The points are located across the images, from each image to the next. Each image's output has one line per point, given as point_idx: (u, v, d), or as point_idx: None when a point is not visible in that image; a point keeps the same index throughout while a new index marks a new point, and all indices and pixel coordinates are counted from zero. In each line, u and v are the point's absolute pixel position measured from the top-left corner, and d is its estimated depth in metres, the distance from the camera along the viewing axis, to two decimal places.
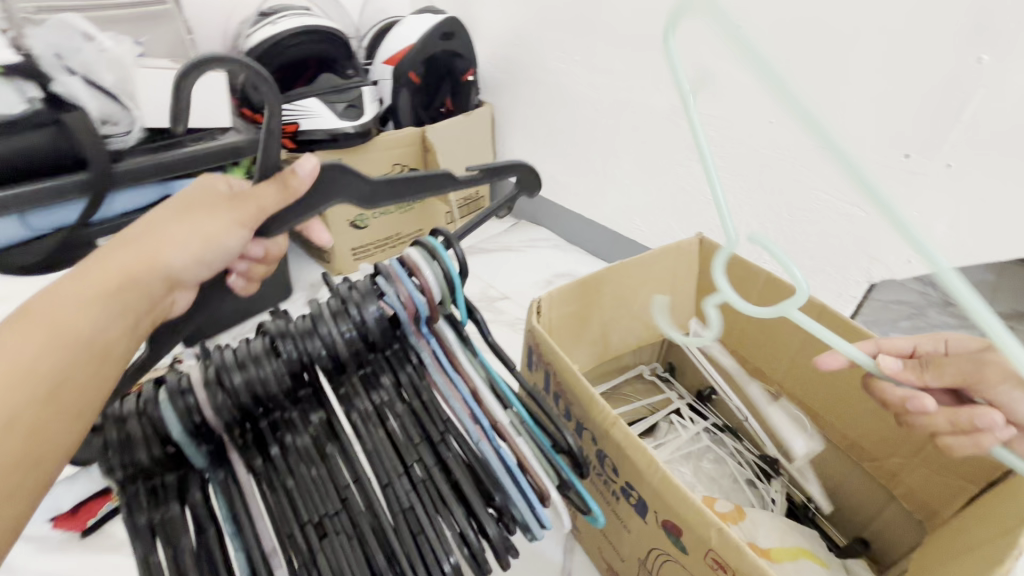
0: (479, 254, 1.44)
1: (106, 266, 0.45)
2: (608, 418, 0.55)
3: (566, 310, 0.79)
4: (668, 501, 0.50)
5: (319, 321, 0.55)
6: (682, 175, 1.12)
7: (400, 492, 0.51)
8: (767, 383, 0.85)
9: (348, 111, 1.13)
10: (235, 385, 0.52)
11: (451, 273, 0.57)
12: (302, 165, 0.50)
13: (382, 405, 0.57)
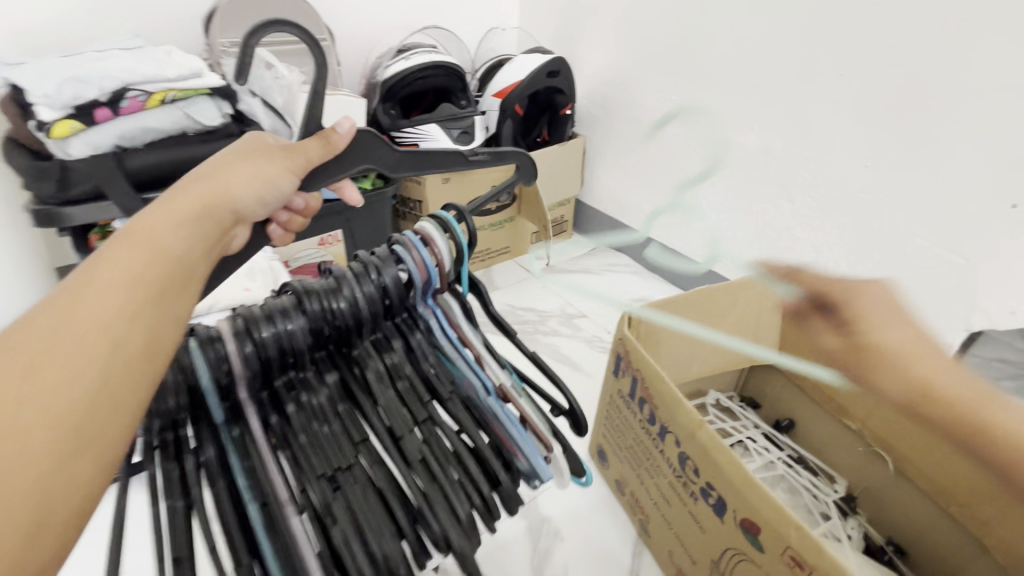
0: (561, 274, 1.53)
1: (181, 195, 0.39)
2: (694, 421, 0.60)
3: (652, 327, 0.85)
4: (749, 500, 0.54)
5: (342, 282, 0.60)
6: (771, 212, 1.16)
7: (412, 444, 0.56)
8: (847, 417, 0.87)
9: (461, 136, 1.29)
10: (264, 338, 0.56)
11: (462, 247, 0.63)
12: (341, 124, 0.52)
13: (393, 367, 0.62)
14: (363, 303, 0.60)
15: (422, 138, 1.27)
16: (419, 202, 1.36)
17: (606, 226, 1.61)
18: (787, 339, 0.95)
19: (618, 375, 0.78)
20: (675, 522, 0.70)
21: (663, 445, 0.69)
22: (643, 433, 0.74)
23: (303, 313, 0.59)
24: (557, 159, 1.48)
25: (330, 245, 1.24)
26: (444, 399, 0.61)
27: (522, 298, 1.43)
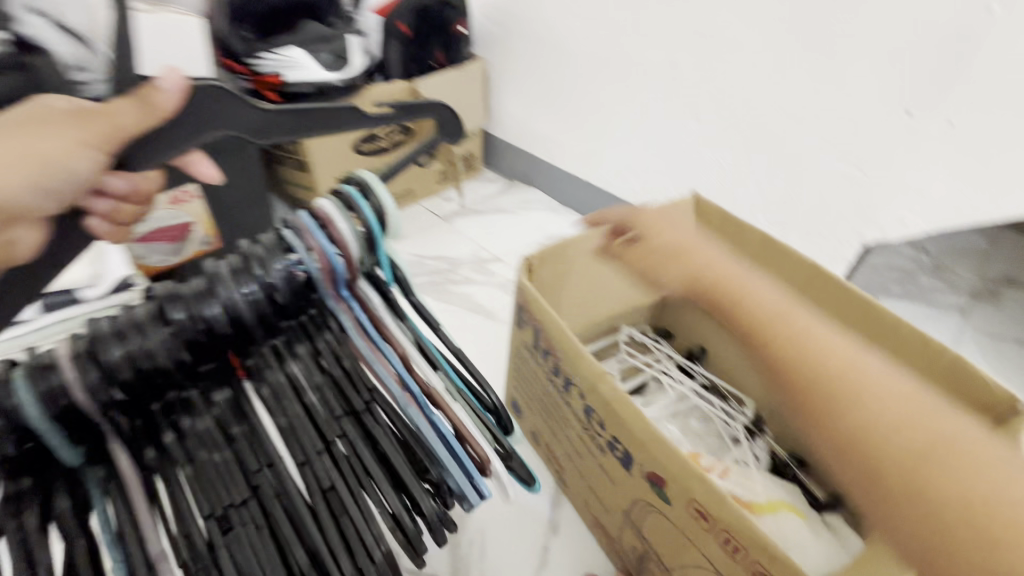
0: (472, 215, 1.41)
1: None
2: (597, 373, 0.56)
3: (556, 270, 0.79)
4: (655, 454, 0.51)
5: (216, 282, 0.49)
6: (680, 134, 1.09)
7: (321, 470, 0.47)
8: (754, 342, 0.87)
9: (334, 62, 1.08)
10: (112, 360, 0.44)
11: (370, 231, 0.53)
12: (165, 78, 0.45)
13: (298, 378, 0.52)
14: (246, 302, 0.49)
15: (284, 65, 1.05)
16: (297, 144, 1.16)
17: (516, 159, 1.49)
18: None
19: (520, 327, 0.72)
20: (586, 475, 0.68)
21: (567, 397, 0.64)
22: (550, 385, 0.69)
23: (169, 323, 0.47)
24: (456, 87, 1.32)
25: (183, 202, 1.01)
26: (358, 413, 0.51)
27: (430, 246, 1.31)
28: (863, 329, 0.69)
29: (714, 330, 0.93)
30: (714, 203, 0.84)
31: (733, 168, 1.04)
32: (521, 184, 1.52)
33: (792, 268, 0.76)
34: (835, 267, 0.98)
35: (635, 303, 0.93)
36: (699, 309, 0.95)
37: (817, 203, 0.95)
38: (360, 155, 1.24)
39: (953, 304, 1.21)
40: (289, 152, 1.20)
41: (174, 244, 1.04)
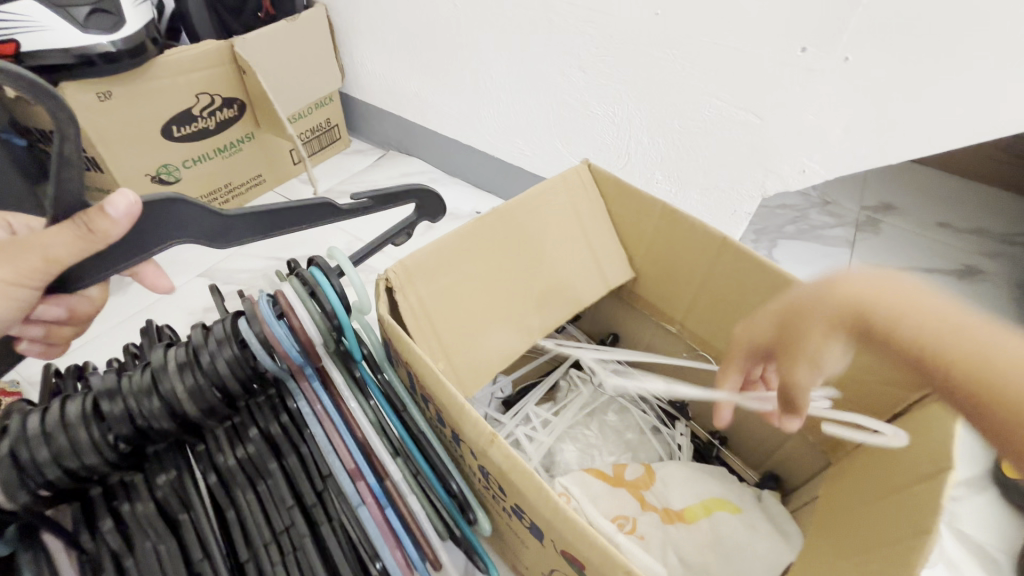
0: (342, 198, 1.19)
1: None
2: (486, 437, 0.47)
3: (436, 282, 0.62)
4: (562, 533, 0.44)
5: (159, 376, 0.48)
6: (563, 85, 0.95)
7: (266, 570, 0.49)
8: (667, 321, 0.78)
9: (96, 20, 0.79)
10: (38, 461, 0.44)
11: (331, 309, 0.53)
12: (113, 203, 0.39)
13: (250, 462, 0.53)
14: (186, 399, 0.48)
15: (17, 28, 0.75)
16: None
17: (386, 125, 1.28)
18: None
19: (395, 363, 0.62)
20: (504, 524, 0.61)
21: (461, 449, 0.57)
22: (443, 432, 0.60)
23: (105, 421, 0.47)
24: (294, 42, 1.04)
25: None
26: (310, 507, 0.52)
27: (293, 243, 1.09)
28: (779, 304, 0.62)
29: (627, 313, 0.84)
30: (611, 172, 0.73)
31: (625, 121, 0.92)
32: (397, 153, 1.32)
33: (698, 243, 0.67)
34: (737, 220, 0.92)
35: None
36: (605, 288, 0.85)
37: (716, 154, 0.86)
38: (175, 141, 0.96)
39: (841, 237, 1.22)
40: None
41: None
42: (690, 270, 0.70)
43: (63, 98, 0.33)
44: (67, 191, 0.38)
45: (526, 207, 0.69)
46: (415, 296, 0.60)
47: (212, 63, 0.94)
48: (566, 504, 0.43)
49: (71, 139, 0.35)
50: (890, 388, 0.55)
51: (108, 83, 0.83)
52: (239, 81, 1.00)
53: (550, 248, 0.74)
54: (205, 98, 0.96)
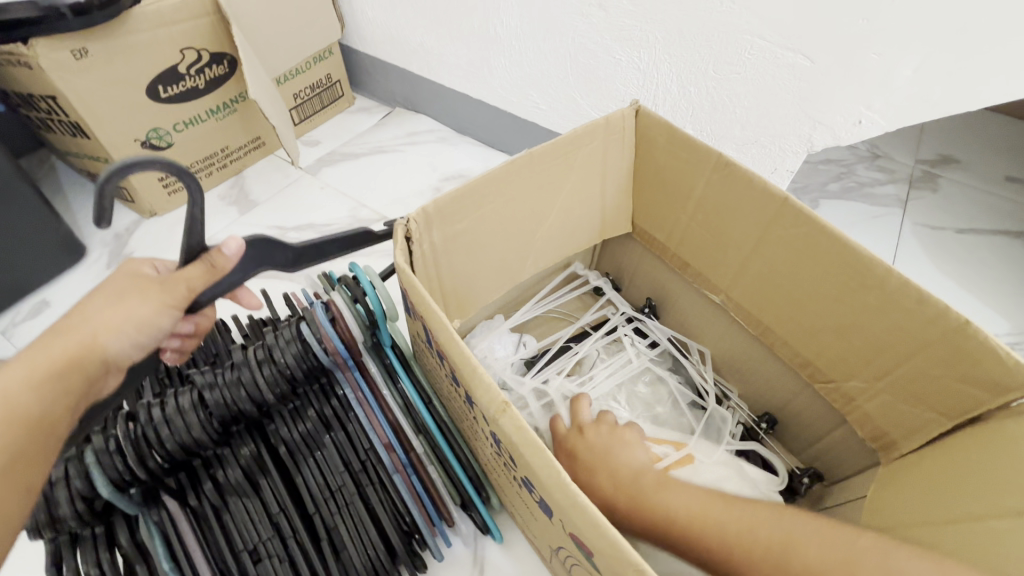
0: (345, 160, 1.12)
1: (49, 351, 0.45)
2: (497, 405, 0.42)
3: (454, 228, 0.59)
4: (573, 520, 0.38)
5: (243, 371, 0.59)
6: (581, 28, 0.84)
7: (325, 518, 0.61)
8: (710, 289, 0.71)
9: None
10: (161, 439, 0.56)
11: (370, 310, 0.63)
12: (227, 246, 0.50)
13: (310, 436, 0.63)
14: (265, 388, 0.59)
15: None
16: (55, 99, 0.81)
17: (391, 79, 1.19)
18: (638, 201, 0.73)
19: (413, 318, 0.57)
20: (509, 486, 0.55)
21: (473, 414, 0.51)
22: (454, 393, 0.55)
23: (206, 407, 0.58)
24: None
25: None
26: (356, 472, 0.63)
27: (295, 210, 1.03)
28: (835, 277, 0.55)
29: (667, 275, 0.77)
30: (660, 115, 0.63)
31: (649, 67, 0.81)
32: (404, 109, 1.23)
33: (753, 202, 0.59)
34: (776, 180, 0.82)
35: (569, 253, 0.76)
36: (644, 248, 0.78)
37: (756, 103, 0.75)
38: (163, 103, 0.90)
39: (893, 196, 1.10)
40: (49, 111, 0.84)
41: None
42: (738, 231, 0.62)
43: (195, 176, 0.44)
44: (194, 239, 0.49)
45: (551, 158, 0.62)
46: (429, 243, 0.57)
47: (194, 14, 0.86)
48: (573, 483, 0.37)
49: (199, 202, 0.46)
50: (963, 386, 0.48)
51: (82, 40, 0.76)
52: (225, 34, 0.91)
53: (575, 200, 0.69)
54: (191, 54, 0.89)
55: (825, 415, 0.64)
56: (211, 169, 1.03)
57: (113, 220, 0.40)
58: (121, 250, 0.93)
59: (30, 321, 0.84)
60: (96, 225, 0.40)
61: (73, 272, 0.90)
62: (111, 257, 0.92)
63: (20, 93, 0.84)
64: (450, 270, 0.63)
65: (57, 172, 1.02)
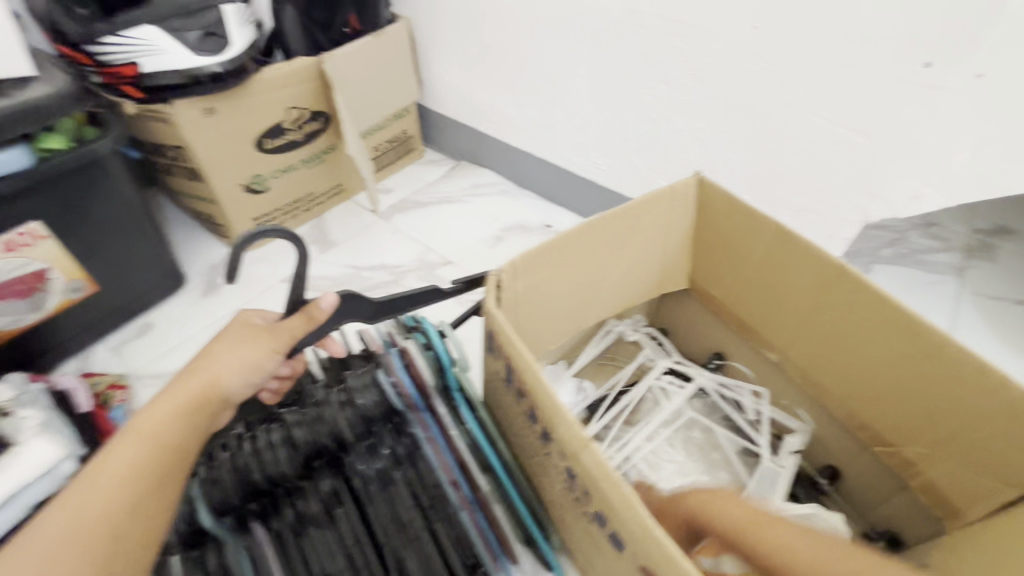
0: (415, 208, 1.22)
1: (183, 386, 0.51)
2: (578, 439, 0.44)
3: (535, 277, 0.65)
4: (647, 548, 0.40)
5: (325, 412, 0.66)
6: (645, 100, 0.92)
7: (394, 549, 0.65)
8: (766, 348, 0.74)
9: (206, 43, 0.83)
10: (251, 472, 0.63)
11: (439, 359, 0.69)
12: (324, 299, 0.60)
13: (383, 471, 0.68)
14: (341, 429, 0.66)
15: (137, 52, 0.80)
16: (180, 148, 0.92)
17: (459, 137, 1.30)
18: (698, 261, 0.78)
19: (491, 355, 0.59)
20: (573, 523, 0.56)
21: (546, 450, 0.54)
22: (524, 425, 0.57)
23: (290, 445, 0.65)
24: (374, 58, 1.07)
25: (25, 246, 0.74)
26: (424, 506, 0.68)
27: (369, 252, 1.11)
28: (896, 346, 0.57)
29: (725, 331, 0.81)
30: (723, 186, 0.69)
31: (710, 137, 0.88)
32: (469, 164, 1.33)
33: (811, 270, 0.63)
34: (832, 246, 0.85)
35: (629, 305, 0.80)
36: (702, 304, 0.82)
37: (814, 174, 0.80)
38: (266, 153, 1.01)
39: (947, 264, 1.11)
40: (174, 158, 0.96)
41: (30, 299, 0.78)
42: (794, 295, 0.66)
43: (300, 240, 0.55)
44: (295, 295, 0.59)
45: (623, 219, 0.68)
46: (511, 290, 0.63)
47: (301, 79, 0.98)
48: (650, 517, 0.40)
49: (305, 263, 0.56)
50: None
51: (211, 101, 0.89)
52: (323, 95, 1.03)
53: (638, 257, 0.74)
54: (295, 112, 1.01)
55: (888, 481, 0.65)
56: (297, 212, 1.14)
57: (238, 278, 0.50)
58: (216, 281, 1.03)
59: (136, 340, 0.92)
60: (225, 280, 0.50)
61: (172, 299, 0.99)
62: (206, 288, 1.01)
63: (153, 143, 0.96)
64: (527, 317, 0.69)
65: (165, 209, 1.15)
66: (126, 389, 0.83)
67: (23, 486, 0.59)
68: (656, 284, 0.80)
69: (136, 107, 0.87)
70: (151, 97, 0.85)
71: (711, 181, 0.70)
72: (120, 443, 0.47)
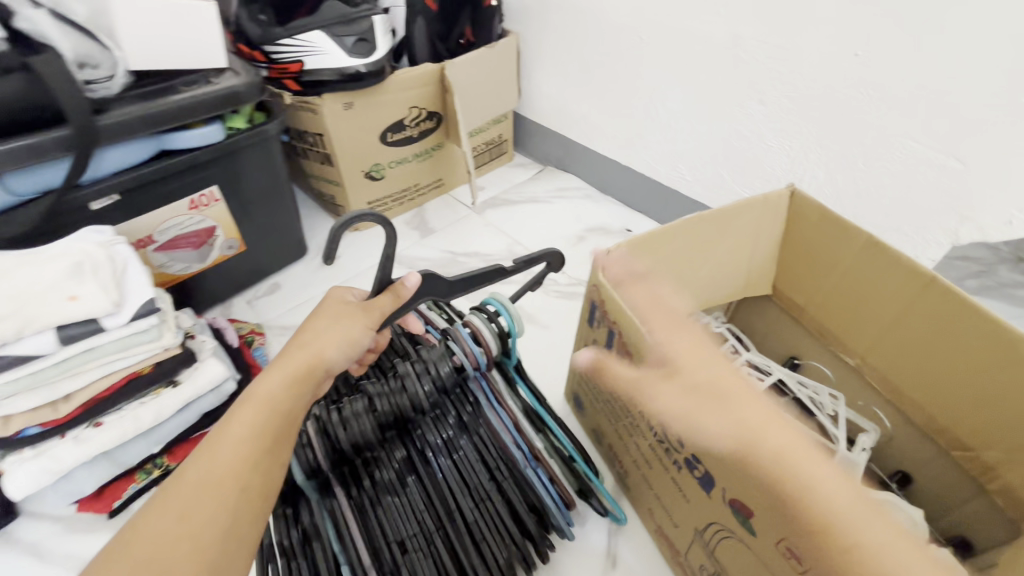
0: (505, 205, 1.32)
1: (293, 359, 0.53)
2: (680, 386, 0.52)
3: (635, 265, 0.72)
4: (743, 481, 0.47)
5: (405, 380, 0.76)
6: (739, 118, 0.98)
7: (465, 510, 0.70)
8: (845, 352, 0.79)
9: (358, 47, 0.97)
10: (340, 438, 0.71)
11: (503, 330, 0.79)
12: (409, 279, 0.64)
13: (450, 439, 0.76)
14: (421, 395, 0.75)
15: (305, 52, 0.95)
16: (320, 136, 1.07)
17: (549, 143, 1.40)
18: (783, 267, 0.84)
19: (593, 325, 0.68)
20: (655, 474, 0.64)
21: (641, 407, 0.61)
22: (620, 390, 0.65)
23: (374, 412, 0.74)
24: (486, 67, 1.19)
25: (205, 207, 0.90)
26: (490, 470, 0.74)
27: (464, 240, 1.23)
28: (973, 352, 0.62)
29: (804, 336, 0.86)
30: (814, 198, 0.75)
31: (800, 154, 0.93)
32: (555, 169, 1.43)
33: (897, 279, 0.68)
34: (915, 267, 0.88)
35: (713, 303, 0.86)
36: (782, 309, 0.88)
37: (904, 195, 0.84)
38: (387, 146, 1.15)
39: None
40: (312, 144, 1.11)
41: (199, 250, 0.93)
42: (877, 304, 0.72)
43: (387, 219, 0.61)
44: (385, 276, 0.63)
45: (722, 218, 0.74)
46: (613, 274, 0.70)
47: (425, 83, 1.12)
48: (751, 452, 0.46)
49: (393, 240, 0.61)
50: None
51: (353, 97, 1.03)
52: (440, 97, 1.16)
53: (726, 259, 0.81)
54: (416, 111, 1.15)
55: (965, 487, 0.68)
56: (404, 201, 1.28)
57: (333, 255, 0.57)
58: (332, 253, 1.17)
59: (267, 297, 1.07)
60: (323, 258, 0.58)
61: (295, 265, 1.13)
62: (323, 259, 1.15)
63: (297, 130, 1.12)
64: None
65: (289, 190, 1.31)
66: (264, 335, 0.97)
67: (198, 395, 0.72)
68: (741, 286, 0.86)
69: (292, 98, 1.03)
70: (306, 90, 1.01)
71: (803, 192, 0.76)
72: (238, 409, 0.48)
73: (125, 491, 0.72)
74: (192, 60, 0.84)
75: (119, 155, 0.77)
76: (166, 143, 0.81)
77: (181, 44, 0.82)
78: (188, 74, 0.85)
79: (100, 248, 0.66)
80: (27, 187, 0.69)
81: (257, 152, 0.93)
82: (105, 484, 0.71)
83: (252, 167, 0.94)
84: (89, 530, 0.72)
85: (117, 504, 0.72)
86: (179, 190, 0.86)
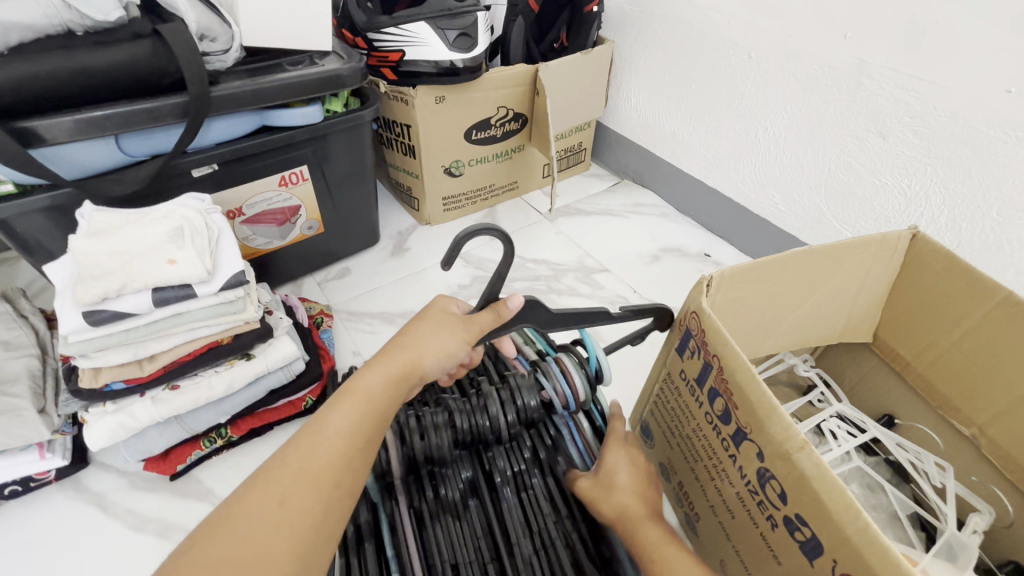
0: (578, 215, 1.29)
1: (388, 365, 0.49)
2: (795, 440, 0.46)
3: (735, 294, 0.66)
4: (863, 555, 0.41)
5: (490, 402, 0.68)
6: (853, 149, 0.91)
7: (526, 552, 0.63)
8: (958, 418, 0.71)
9: (459, 42, 0.96)
10: (415, 447, 0.65)
11: (591, 374, 0.72)
12: (512, 300, 0.55)
13: (522, 473, 0.70)
14: (504, 422, 0.68)
15: (407, 42, 0.96)
16: (408, 127, 1.07)
17: (629, 156, 1.36)
18: (888, 314, 0.76)
19: (684, 355, 0.63)
20: (743, 528, 0.58)
21: (733, 453, 0.56)
22: (706, 426, 0.60)
23: (454, 428, 0.67)
24: (579, 73, 1.15)
25: (293, 184, 0.91)
26: (558, 515, 0.67)
27: (534, 246, 1.20)
28: None
29: (907, 393, 0.78)
30: (943, 244, 0.66)
31: (920, 195, 0.85)
32: (632, 182, 1.39)
33: None
34: None
35: (807, 346, 0.79)
36: (881, 359, 0.80)
37: None
38: (470, 144, 1.14)
39: None
40: (398, 134, 1.12)
41: (281, 227, 0.95)
42: (1011, 373, 0.64)
43: (510, 240, 0.51)
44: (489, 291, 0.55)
45: (839, 254, 0.67)
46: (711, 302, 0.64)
47: (517, 83, 1.10)
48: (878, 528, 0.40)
49: (509, 257, 0.53)
50: None
51: (445, 90, 1.02)
52: (529, 99, 1.14)
53: (831, 300, 0.73)
54: (503, 111, 1.13)
55: None
56: (477, 200, 1.26)
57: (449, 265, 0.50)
58: (402, 244, 1.17)
59: (337, 280, 1.08)
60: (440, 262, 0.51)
61: (367, 252, 1.14)
62: (393, 248, 1.15)
63: (386, 120, 1.12)
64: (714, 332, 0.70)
65: None
66: (332, 318, 0.97)
67: (269, 371, 0.73)
68: (841, 331, 0.78)
69: (387, 87, 1.03)
70: (402, 80, 1.00)
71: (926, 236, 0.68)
72: (335, 406, 0.47)
73: (188, 456, 0.73)
74: (301, 42, 0.85)
75: (223, 129, 0.79)
76: (269, 119, 0.82)
77: (293, 25, 0.83)
78: (291, 55, 0.86)
79: (198, 215, 0.68)
80: (138, 149, 0.72)
81: (347, 137, 0.93)
82: (169, 447, 0.72)
83: (339, 150, 0.93)
84: (152, 489, 0.73)
85: (180, 467, 0.73)
86: (269, 166, 0.87)
